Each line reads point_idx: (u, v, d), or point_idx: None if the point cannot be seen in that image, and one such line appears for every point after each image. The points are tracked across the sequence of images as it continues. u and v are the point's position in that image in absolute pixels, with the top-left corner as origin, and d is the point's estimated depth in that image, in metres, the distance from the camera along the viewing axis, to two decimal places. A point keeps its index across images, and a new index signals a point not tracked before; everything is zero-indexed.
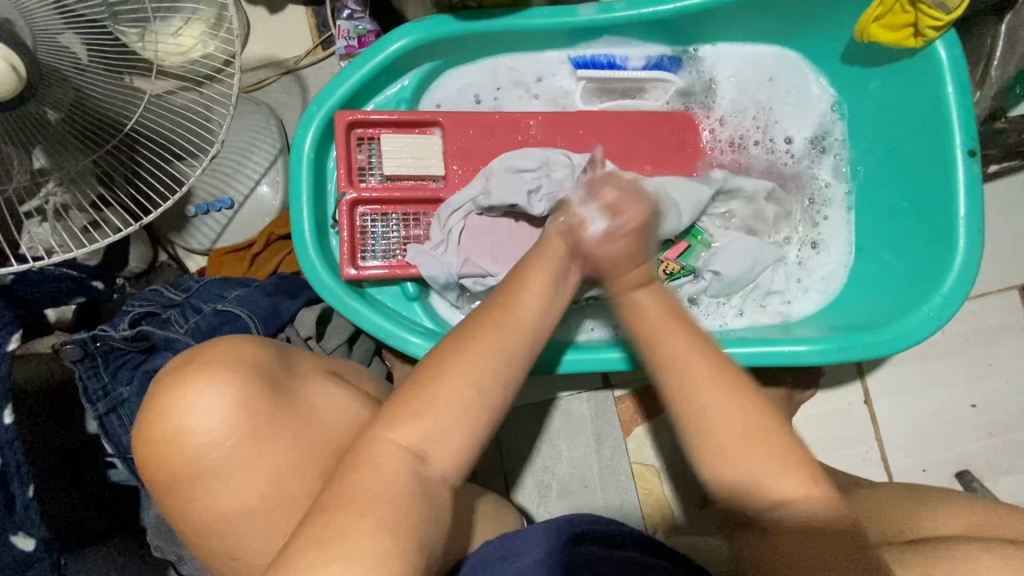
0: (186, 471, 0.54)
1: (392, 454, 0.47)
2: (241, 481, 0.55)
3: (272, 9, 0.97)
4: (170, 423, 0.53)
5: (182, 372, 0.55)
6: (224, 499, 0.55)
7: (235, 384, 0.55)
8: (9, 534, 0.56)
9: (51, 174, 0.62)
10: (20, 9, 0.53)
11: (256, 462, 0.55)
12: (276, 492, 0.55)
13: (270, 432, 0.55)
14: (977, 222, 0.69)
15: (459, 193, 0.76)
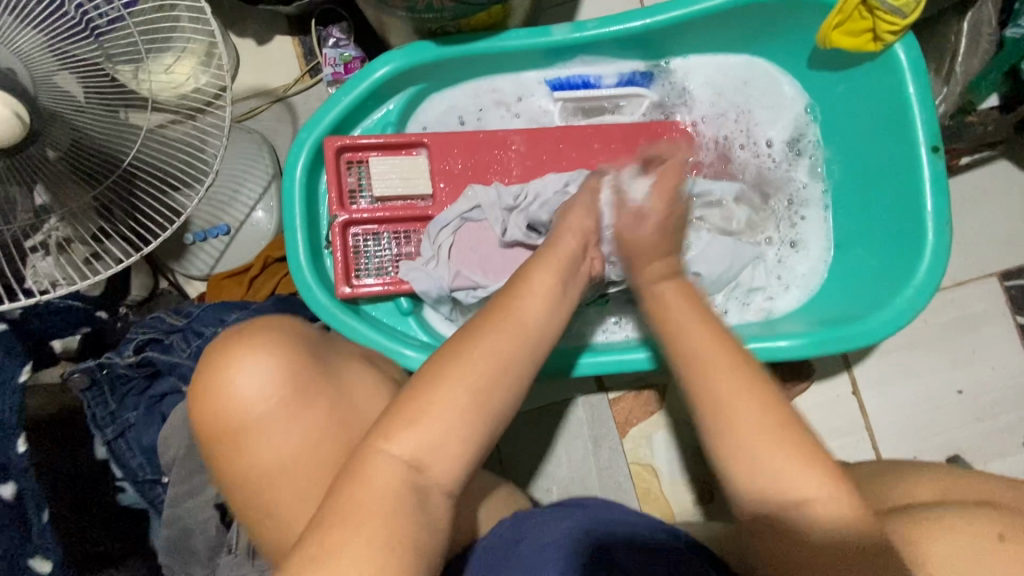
0: (236, 427, 0.53)
1: (388, 468, 0.48)
2: (287, 440, 0.54)
3: (261, 41, 1.00)
4: (213, 381, 0.53)
5: (227, 338, 0.55)
6: (257, 458, 0.54)
7: (278, 348, 0.55)
8: (27, 558, 0.59)
9: (54, 211, 0.65)
10: (20, 58, 0.57)
11: (293, 422, 0.54)
12: (306, 458, 0.54)
13: (311, 396, 0.55)
14: (945, 212, 0.72)
15: (448, 210, 0.78)
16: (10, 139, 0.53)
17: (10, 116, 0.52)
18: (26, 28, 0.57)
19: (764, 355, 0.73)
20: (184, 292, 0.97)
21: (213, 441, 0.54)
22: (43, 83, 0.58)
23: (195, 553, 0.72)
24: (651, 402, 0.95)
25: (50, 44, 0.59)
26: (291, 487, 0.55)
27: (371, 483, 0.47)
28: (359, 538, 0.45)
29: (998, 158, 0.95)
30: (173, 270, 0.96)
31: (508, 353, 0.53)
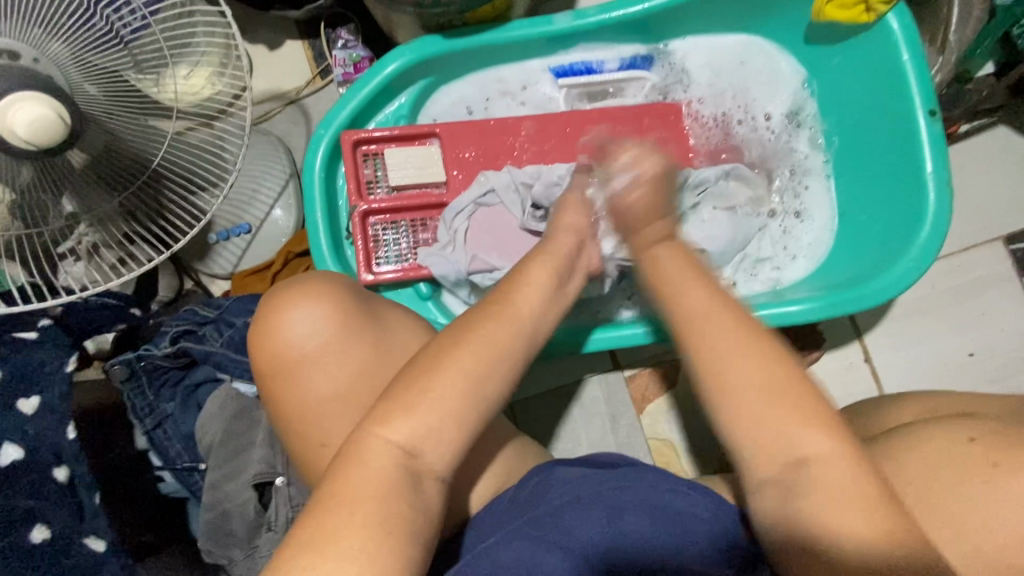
0: (291, 362, 0.59)
1: (429, 428, 0.51)
2: (336, 370, 0.59)
3: (272, 46, 1.04)
4: (273, 323, 0.59)
5: (281, 288, 0.62)
6: (314, 388, 0.59)
7: (328, 293, 0.61)
8: (81, 538, 0.61)
9: (82, 217, 0.68)
10: (56, 66, 0.60)
11: (345, 354, 0.60)
12: (359, 386, 0.60)
13: (360, 332, 0.60)
14: (944, 172, 0.75)
15: (462, 196, 0.82)
16: (55, 140, 0.57)
17: (52, 116, 0.55)
18: (54, 40, 0.60)
19: (775, 320, 0.75)
20: (208, 291, 1.00)
21: (276, 373, 0.60)
22: (74, 91, 0.62)
23: (233, 536, 0.73)
24: (666, 378, 0.98)
25: (77, 54, 0.62)
26: (338, 432, 0.59)
27: (383, 451, 0.48)
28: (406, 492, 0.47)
29: (996, 124, 0.97)
30: (197, 270, 1.00)
31: (514, 333, 0.54)
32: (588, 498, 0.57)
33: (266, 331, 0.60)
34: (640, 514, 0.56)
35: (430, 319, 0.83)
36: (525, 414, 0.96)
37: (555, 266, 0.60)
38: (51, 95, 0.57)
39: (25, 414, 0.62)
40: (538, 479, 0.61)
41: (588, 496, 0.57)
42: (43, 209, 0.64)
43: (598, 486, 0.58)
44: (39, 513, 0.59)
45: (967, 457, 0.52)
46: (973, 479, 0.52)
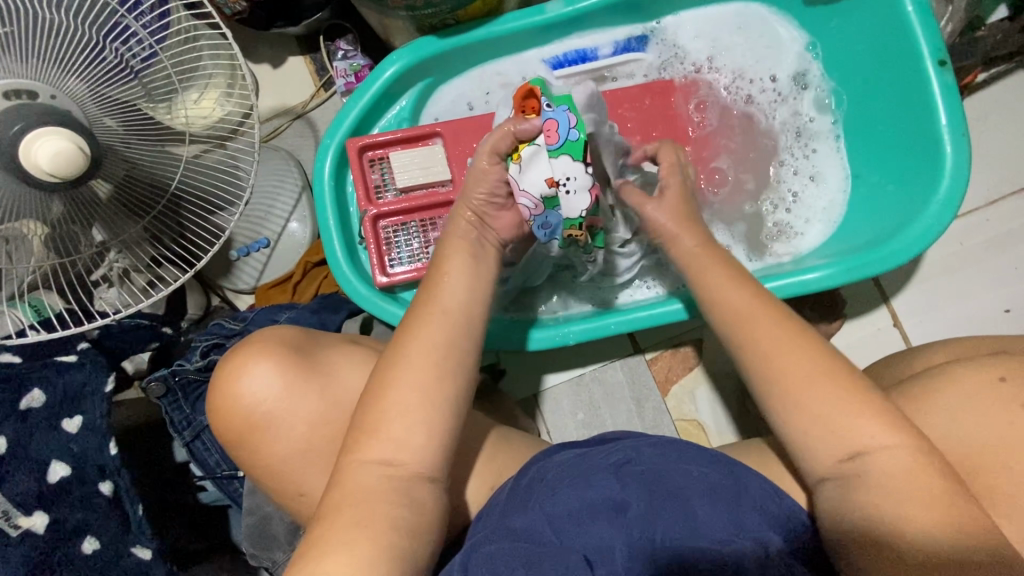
0: (252, 418, 0.63)
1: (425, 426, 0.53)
2: (295, 420, 0.63)
3: (275, 63, 1.07)
4: (227, 390, 0.63)
5: (237, 349, 0.65)
6: (279, 440, 0.64)
7: (280, 351, 0.64)
8: (129, 546, 0.65)
9: (111, 244, 0.71)
10: (74, 100, 0.63)
11: (302, 404, 0.64)
12: (330, 419, 0.64)
13: (308, 380, 0.64)
14: (960, 123, 0.72)
15: None
16: (77, 172, 0.60)
17: (74, 149, 0.58)
18: (70, 75, 0.62)
19: (793, 288, 0.74)
20: (234, 306, 1.04)
21: (236, 435, 0.64)
22: (92, 125, 0.64)
23: (275, 539, 0.77)
24: (689, 358, 0.97)
25: (92, 89, 0.64)
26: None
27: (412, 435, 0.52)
28: None
29: (1016, 69, 0.92)
30: (222, 287, 1.03)
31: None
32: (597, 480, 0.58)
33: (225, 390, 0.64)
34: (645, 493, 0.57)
35: None
36: (550, 406, 0.96)
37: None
38: (70, 130, 0.60)
39: (70, 434, 0.64)
40: (538, 461, 0.64)
41: (583, 470, 0.59)
42: (73, 241, 0.68)
43: (597, 461, 0.60)
44: (88, 526, 0.62)
45: (1000, 395, 0.57)
46: (976, 407, 0.57)
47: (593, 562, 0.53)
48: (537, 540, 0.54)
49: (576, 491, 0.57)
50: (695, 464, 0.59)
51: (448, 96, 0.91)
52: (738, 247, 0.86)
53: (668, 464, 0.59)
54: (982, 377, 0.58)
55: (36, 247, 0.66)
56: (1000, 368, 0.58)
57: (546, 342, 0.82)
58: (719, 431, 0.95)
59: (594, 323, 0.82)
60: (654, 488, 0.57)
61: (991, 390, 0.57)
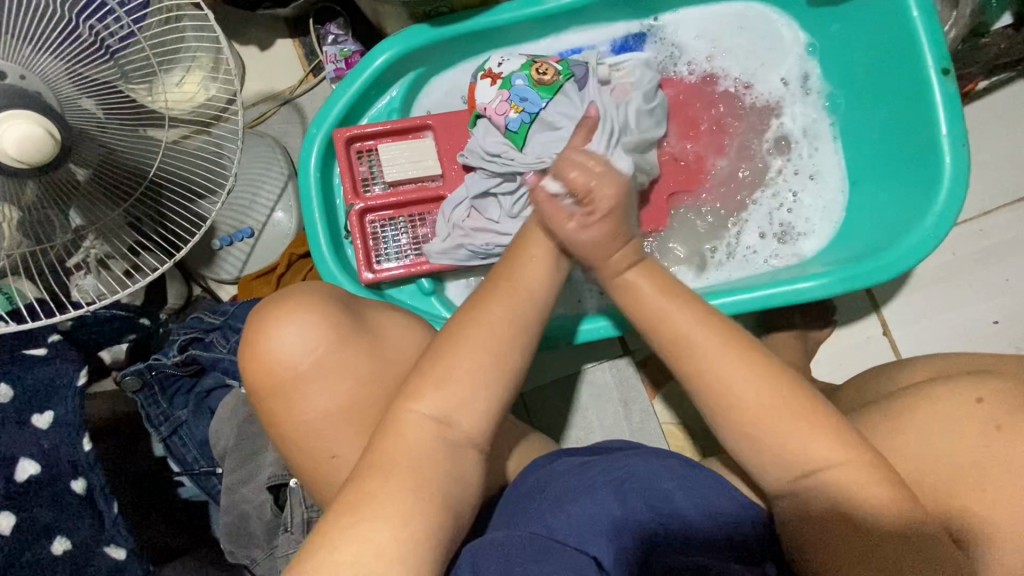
0: (291, 377, 0.56)
1: (412, 429, 0.50)
2: (329, 389, 0.56)
3: (262, 46, 1.03)
4: (267, 329, 0.56)
5: (294, 290, 0.59)
6: (296, 409, 0.56)
7: (332, 309, 0.57)
8: (102, 545, 0.62)
9: (89, 230, 0.68)
10: (45, 82, 0.59)
11: (338, 374, 0.56)
12: (352, 410, 0.56)
13: (350, 347, 0.56)
14: (960, 134, 0.71)
15: (459, 189, 0.81)
16: (46, 158, 0.56)
17: (41, 133, 0.55)
18: (42, 54, 0.59)
19: (787, 297, 0.73)
20: (217, 296, 1.01)
21: (268, 392, 0.56)
22: (65, 108, 0.60)
23: (254, 536, 0.75)
24: None
25: (69, 69, 0.60)
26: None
27: (415, 434, 0.50)
28: (373, 496, 0.46)
29: (1017, 79, 0.92)
30: (204, 276, 1.00)
31: (520, 315, 0.56)
32: (593, 483, 0.58)
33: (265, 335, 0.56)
34: (636, 502, 0.56)
35: (433, 314, 0.82)
36: (537, 406, 0.96)
37: (562, 257, 0.62)
38: (36, 112, 0.56)
39: (40, 430, 0.62)
40: (537, 470, 0.63)
41: (585, 485, 0.58)
42: (49, 227, 0.64)
43: (597, 472, 0.59)
44: (58, 527, 0.60)
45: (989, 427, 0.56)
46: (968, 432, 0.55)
47: (603, 562, 0.52)
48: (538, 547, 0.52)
49: (581, 505, 0.56)
50: (682, 467, 0.60)
51: (442, 86, 0.88)
52: (766, 243, 0.84)
53: (669, 479, 0.58)
54: (959, 398, 0.57)
55: (9, 232, 0.62)
56: (976, 390, 0.57)
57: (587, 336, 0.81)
58: (706, 435, 0.94)
59: (585, 325, 0.81)
60: (644, 494, 0.57)
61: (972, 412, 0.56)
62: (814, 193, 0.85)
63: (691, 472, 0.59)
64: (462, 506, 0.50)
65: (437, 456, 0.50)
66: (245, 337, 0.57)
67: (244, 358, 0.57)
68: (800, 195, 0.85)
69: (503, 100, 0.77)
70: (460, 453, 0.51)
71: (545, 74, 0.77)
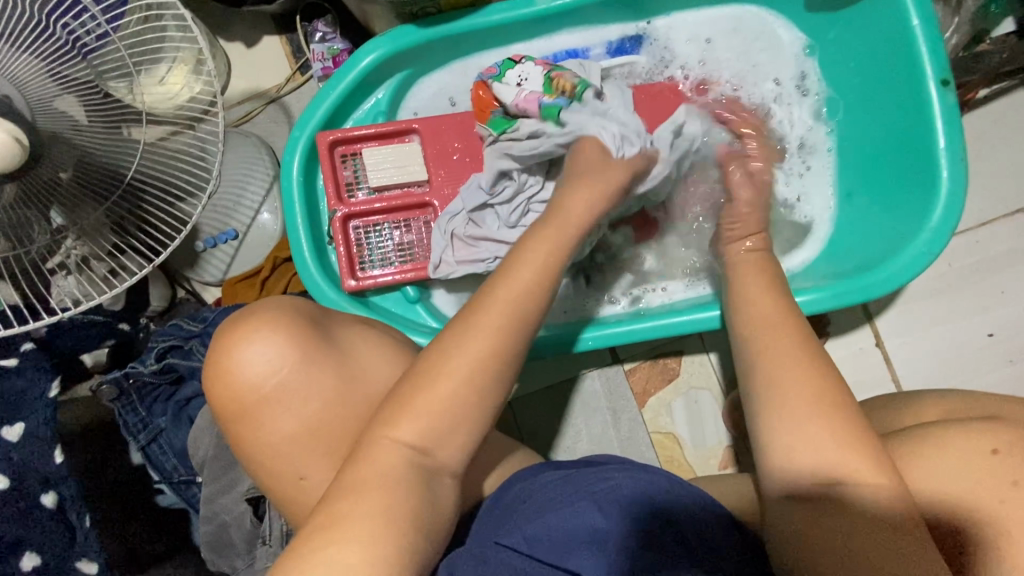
0: (253, 398, 0.56)
1: (391, 449, 0.49)
2: (289, 415, 0.56)
3: (248, 42, 1.01)
4: (236, 348, 0.56)
5: (269, 308, 0.58)
6: (257, 432, 0.56)
7: (302, 337, 0.57)
8: (74, 560, 0.64)
9: (69, 230, 0.63)
10: (16, 83, 0.56)
11: (302, 394, 0.56)
12: (313, 436, 0.57)
13: (316, 377, 0.57)
14: (959, 147, 0.69)
15: (455, 202, 0.79)
16: (15, 165, 0.54)
17: (11, 142, 0.52)
18: (21, 52, 0.57)
19: None
20: (201, 299, 0.98)
21: (230, 409, 0.57)
22: (36, 109, 0.57)
23: (234, 546, 0.74)
24: (668, 370, 0.95)
25: (47, 68, 0.58)
26: (328, 449, 0.57)
27: (398, 458, 0.48)
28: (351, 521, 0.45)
29: (1018, 87, 0.90)
30: (188, 278, 0.98)
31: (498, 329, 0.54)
32: (568, 497, 0.56)
33: (233, 354, 0.56)
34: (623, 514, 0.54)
35: (419, 323, 0.80)
36: (525, 413, 0.94)
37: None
38: (5, 117, 0.53)
39: (10, 442, 0.63)
40: (516, 483, 0.62)
41: (564, 497, 0.56)
42: (25, 228, 0.60)
43: (579, 485, 0.58)
44: (28, 541, 0.62)
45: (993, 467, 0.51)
46: None
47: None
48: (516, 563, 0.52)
49: (560, 517, 0.54)
50: (669, 485, 0.58)
51: (428, 89, 0.86)
52: None
53: (658, 495, 0.56)
54: (972, 447, 0.50)
55: None
56: (992, 439, 0.50)
57: (563, 348, 0.78)
58: (695, 444, 0.93)
59: (572, 335, 0.79)
60: (645, 510, 0.54)
61: (979, 461, 0.49)
62: (810, 202, 0.83)
63: (679, 492, 0.57)
64: (438, 527, 0.49)
65: (415, 478, 0.48)
66: (213, 350, 0.57)
67: (210, 372, 0.57)
68: (794, 203, 0.83)
69: (525, 95, 0.74)
70: (437, 475, 0.50)
71: (564, 88, 0.74)
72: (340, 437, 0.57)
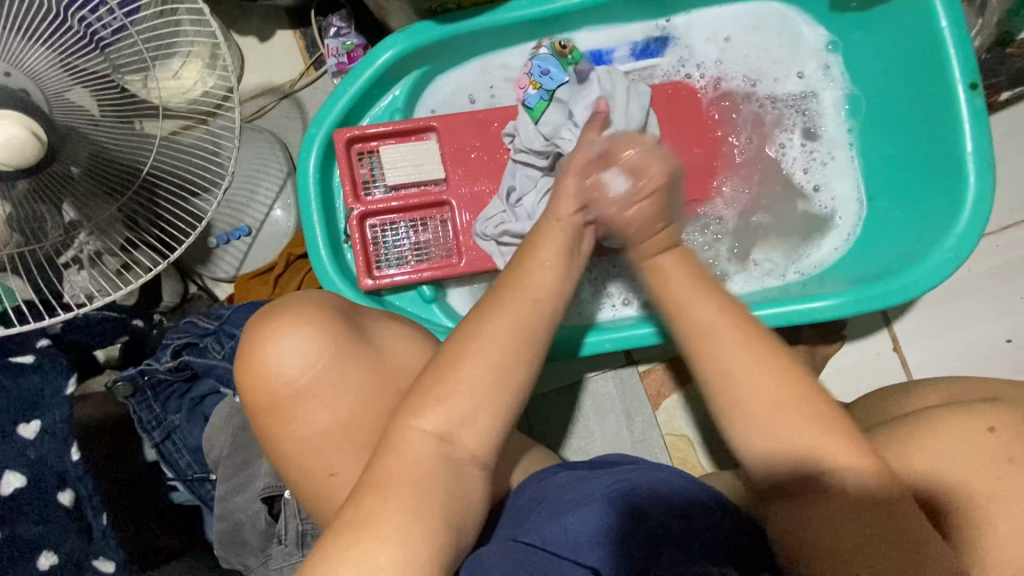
0: (284, 392, 0.55)
1: (418, 452, 0.48)
2: (320, 413, 0.56)
3: (262, 37, 1.00)
4: (273, 342, 0.55)
5: (307, 306, 0.57)
6: (285, 428, 0.56)
7: (338, 336, 0.56)
8: (91, 559, 0.64)
9: (82, 226, 0.62)
10: (32, 77, 0.56)
11: (337, 385, 0.56)
12: (339, 436, 0.56)
13: (348, 377, 0.56)
14: (987, 152, 0.68)
15: (491, 207, 0.78)
16: (32, 160, 0.53)
17: (26, 135, 0.51)
18: (34, 45, 0.56)
19: (801, 316, 0.71)
20: (213, 295, 0.98)
21: (259, 403, 0.56)
22: (52, 104, 0.56)
23: (248, 544, 0.73)
24: (682, 372, 0.94)
25: (60, 60, 0.57)
26: (348, 451, 0.56)
27: (421, 452, 0.48)
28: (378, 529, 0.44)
29: None
30: (200, 274, 0.97)
31: (520, 324, 0.53)
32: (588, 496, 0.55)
33: (268, 347, 0.56)
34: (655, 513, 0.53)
35: (435, 322, 0.80)
36: (538, 414, 0.93)
37: (563, 263, 0.60)
38: (21, 111, 0.53)
39: (28, 439, 0.65)
40: (536, 481, 0.61)
41: (583, 495, 0.55)
42: (39, 222, 0.59)
43: (598, 481, 0.57)
44: (43, 540, 0.63)
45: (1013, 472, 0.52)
46: None
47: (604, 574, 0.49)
48: (537, 556, 0.52)
49: (580, 516, 0.53)
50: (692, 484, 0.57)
51: (445, 87, 0.85)
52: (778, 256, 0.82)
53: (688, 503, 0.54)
54: (970, 427, 0.53)
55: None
56: (988, 418, 0.53)
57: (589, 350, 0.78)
58: (709, 447, 0.93)
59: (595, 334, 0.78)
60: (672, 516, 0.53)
61: (981, 443, 0.52)
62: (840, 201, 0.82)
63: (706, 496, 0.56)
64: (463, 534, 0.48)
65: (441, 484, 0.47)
66: (245, 344, 0.57)
67: (241, 366, 0.56)
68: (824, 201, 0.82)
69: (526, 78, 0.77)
70: (460, 466, 0.49)
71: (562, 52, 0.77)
72: (360, 439, 0.56)
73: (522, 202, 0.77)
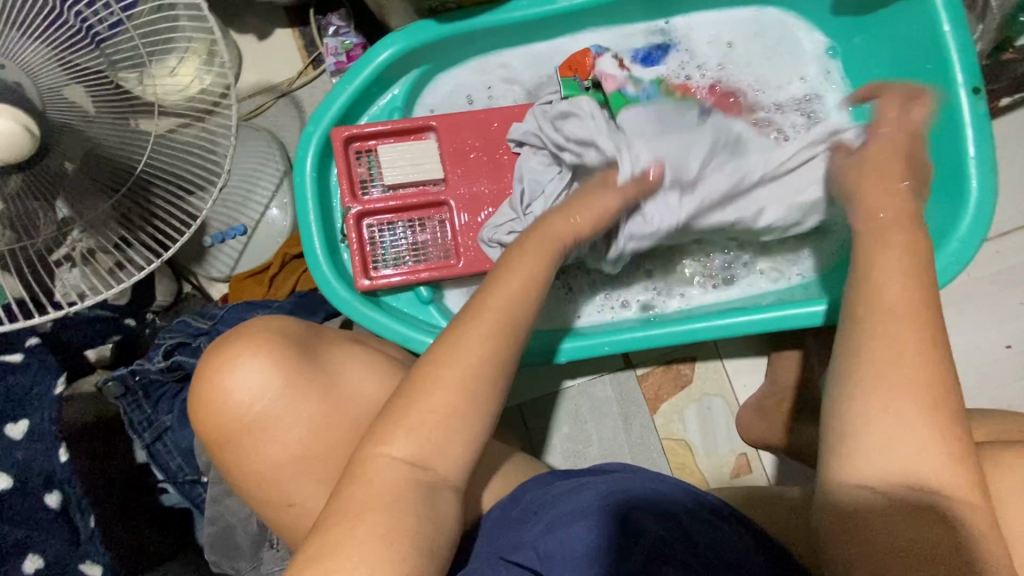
0: (240, 422, 0.55)
1: (410, 460, 0.46)
2: (276, 441, 0.56)
3: (260, 35, 0.99)
4: (222, 374, 0.55)
5: (256, 337, 0.57)
6: (243, 457, 0.56)
7: (290, 367, 0.56)
8: (77, 562, 0.62)
9: (76, 223, 0.61)
10: (27, 72, 0.55)
11: (288, 420, 0.56)
12: (305, 456, 0.56)
13: (301, 408, 0.56)
14: (988, 159, 0.68)
15: (499, 214, 0.78)
16: (23, 155, 0.52)
17: (18, 130, 0.50)
18: (29, 40, 0.55)
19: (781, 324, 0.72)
20: (207, 294, 0.97)
21: (214, 433, 0.56)
22: (46, 100, 0.55)
23: (239, 548, 0.73)
24: (681, 376, 0.94)
25: (55, 55, 0.56)
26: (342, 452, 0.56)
27: (416, 458, 0.47)
28: None
29: None
30: (195, 273, 0.96)
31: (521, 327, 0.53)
32: (581, 513, 0.54)
33: (217, 379, 0.55)
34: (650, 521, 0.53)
35: (431, 324, 0.79)
36: (534, 416, 0.92)
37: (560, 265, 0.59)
38: (14, 105, 0.52)
39: (14, 439, 0.62)
40: (531, 489, 0.61)
41: (576, 511, 0.54)
42: (31, 219, 0.58)
43: (591, 496, 0.56)
44: (30, 542, 0.60)
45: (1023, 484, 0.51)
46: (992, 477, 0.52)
47: None
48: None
49: (571, 536, 0.52)
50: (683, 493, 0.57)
51: (446, 87, 0.85)
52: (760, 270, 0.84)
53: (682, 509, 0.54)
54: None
55: None
56: None
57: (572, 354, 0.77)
58: (707, 452, 0.92)
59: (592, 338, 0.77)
60: (667, 521, 0.53)
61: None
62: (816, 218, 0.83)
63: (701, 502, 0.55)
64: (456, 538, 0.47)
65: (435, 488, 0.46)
66: (198, 375, 0.56)
67: (194, 397, 0.56)
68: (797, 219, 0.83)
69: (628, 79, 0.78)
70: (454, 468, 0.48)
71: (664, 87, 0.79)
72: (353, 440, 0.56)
73: (531, 208, 0.76)
